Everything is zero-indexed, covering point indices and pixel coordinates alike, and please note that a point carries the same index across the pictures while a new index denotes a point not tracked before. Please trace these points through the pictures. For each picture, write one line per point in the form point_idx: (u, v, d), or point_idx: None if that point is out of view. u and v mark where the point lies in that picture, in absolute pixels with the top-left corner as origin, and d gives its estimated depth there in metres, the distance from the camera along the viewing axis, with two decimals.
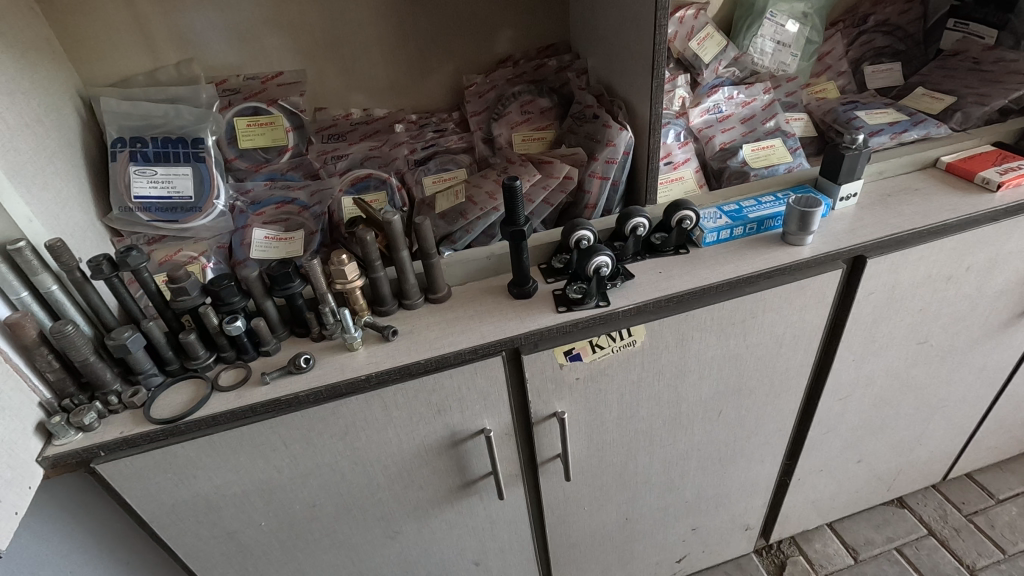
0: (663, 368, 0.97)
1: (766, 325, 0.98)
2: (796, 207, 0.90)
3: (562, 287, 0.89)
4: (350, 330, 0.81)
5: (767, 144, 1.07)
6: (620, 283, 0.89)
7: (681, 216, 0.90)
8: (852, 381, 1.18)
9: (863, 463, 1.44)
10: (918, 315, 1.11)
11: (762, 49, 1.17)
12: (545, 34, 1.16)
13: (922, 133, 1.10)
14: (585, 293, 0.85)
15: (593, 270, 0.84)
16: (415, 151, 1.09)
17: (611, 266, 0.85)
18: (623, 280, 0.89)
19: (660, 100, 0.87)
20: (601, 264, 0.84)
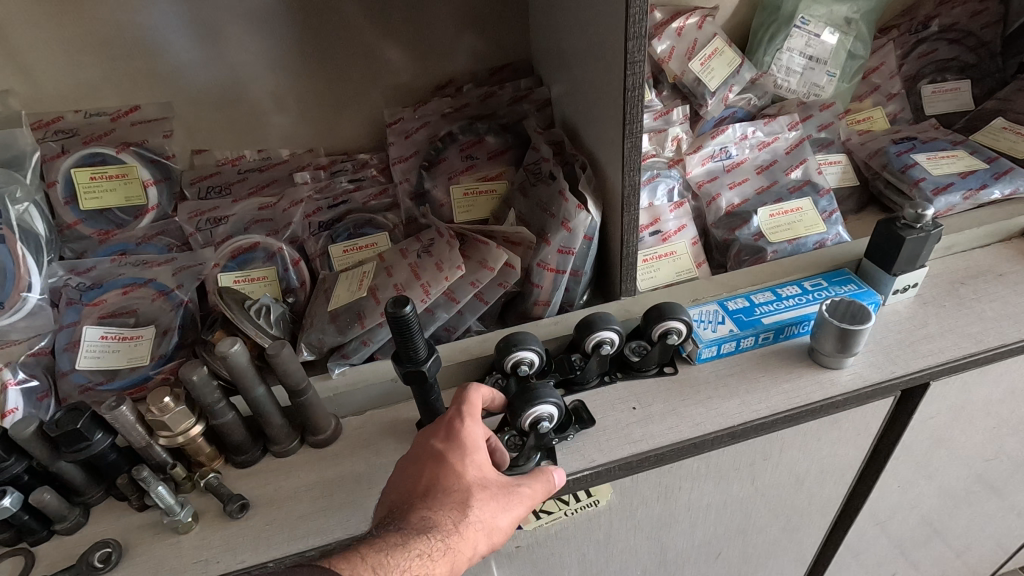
0: (639, 523, 0.71)
1: (785, 464, 0.72)
2: (832, 321, 0.62)
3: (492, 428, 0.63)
4: (175, 510, 0.56)
5: (791, 207, 0.78)
6: (572, 433, 0.62)
7: (664, 329, 0.63)
8: (895, 504, 0.91)
9: (898, 573, 1.18)
10: (989, 432, 0.83)
11: (788, 68, 0.88)
12: (498, 49, 0.88)
13: (1008, 190, 0.79)
14: (519, 452, 0.59)
15: (530, 424, 0.58)
16: (321, 211, 0.83)
17: (555, 418, 0.58)
18: (577, 429, 0.62)
19: (637, 167, 0.59)
20: (541, 417, 0.57)
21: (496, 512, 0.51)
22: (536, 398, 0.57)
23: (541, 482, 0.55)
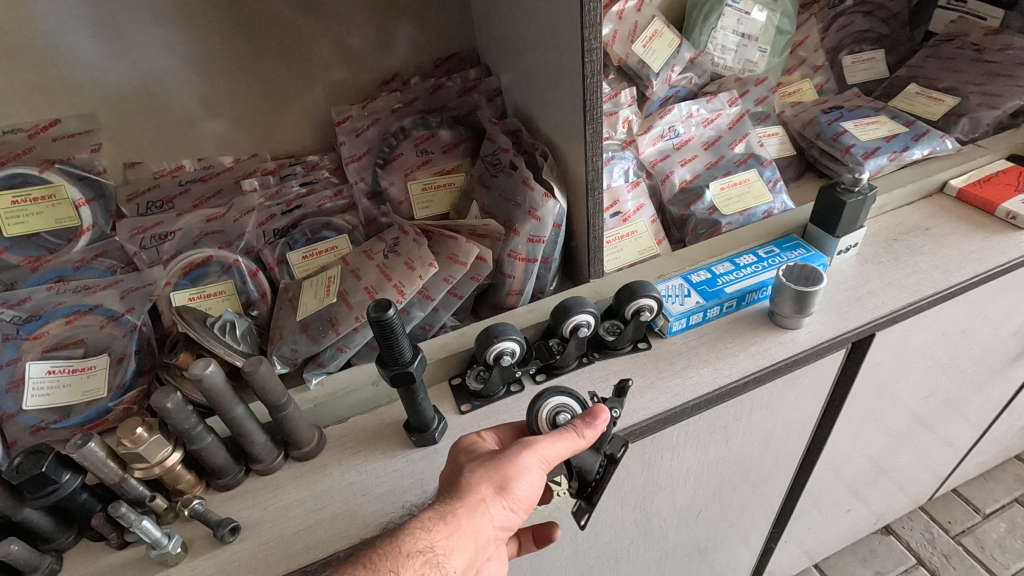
0: (626, 495, 0.74)
1: (755, 423, 0.76)
2: (790, 283, 0.66)
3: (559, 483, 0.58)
4: (161, 542, 0.53)
5: (740, 178, 0.82)
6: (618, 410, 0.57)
7: (637, 306, 0.66)
8: (849, 448, 0.99)
9: (853, 510, 1.28)
10: (927, 372, 0.91)
11: (723, 45, 0.92)
12: (442, 40, 0.87)
13: (926, 151, 0.87)
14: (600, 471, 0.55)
15: (552, 424, 0.56)
16: (274, 218, 0.80)
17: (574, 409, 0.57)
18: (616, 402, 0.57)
19: (598, 152, 0.61)
20: (557, 411, 0.56)
21: (490, 470, 0.51)
22: (538, 396, 0.57)
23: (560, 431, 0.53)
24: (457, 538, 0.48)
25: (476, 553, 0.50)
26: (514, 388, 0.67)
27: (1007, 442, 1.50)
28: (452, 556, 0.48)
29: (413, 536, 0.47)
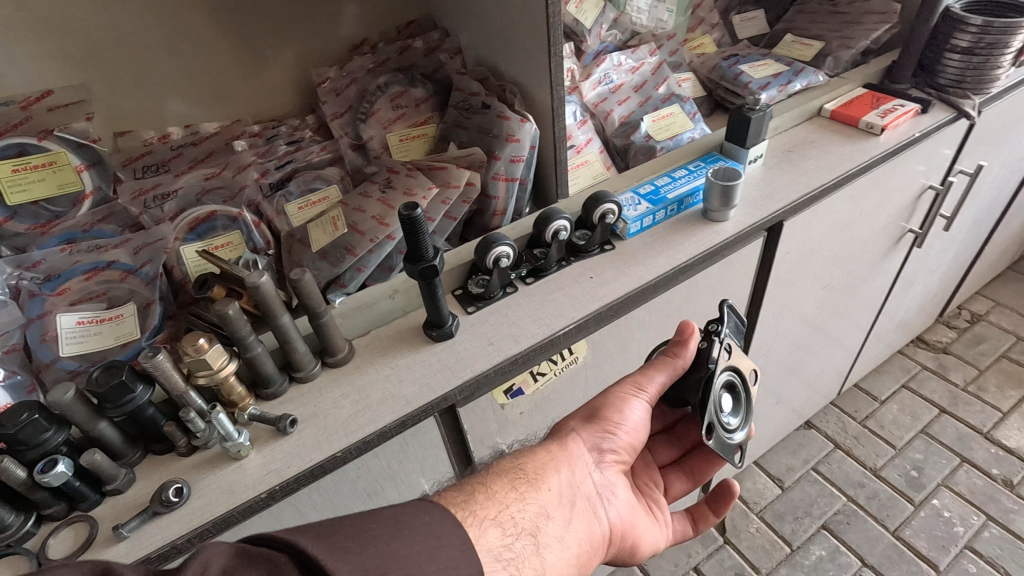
0: (607, 376, 0.89)
1: (700, 307, 0.93)
2: (717, 181, 0.83)
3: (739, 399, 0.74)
4: (232, 436, 0.61)
5: (666, 112, 0.99)
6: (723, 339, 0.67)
7: (602, 210, 0.80)
8: (773, 336, 1.19)
9: (781, 402, 1.51)
10: (824, 263, 1.13)
11: (638, 7, 1.10)
12: (401, 9, 0.98)
13: (805, 83, 1.08)
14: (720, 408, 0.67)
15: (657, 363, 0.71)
16: (268, 173, 0.87)
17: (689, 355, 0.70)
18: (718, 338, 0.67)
19: (562, 83, 0.74)
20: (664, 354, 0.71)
21: (587, 408, 0.68)
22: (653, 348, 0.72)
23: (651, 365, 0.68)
24: (549, 461, 0.62)
25: (574, 476, 0.62)
26: (510, 289, 0.79)
27: (892, 336, 1.81)
28: (547, 476, 0.60)
29: (508, 465, 0.60)
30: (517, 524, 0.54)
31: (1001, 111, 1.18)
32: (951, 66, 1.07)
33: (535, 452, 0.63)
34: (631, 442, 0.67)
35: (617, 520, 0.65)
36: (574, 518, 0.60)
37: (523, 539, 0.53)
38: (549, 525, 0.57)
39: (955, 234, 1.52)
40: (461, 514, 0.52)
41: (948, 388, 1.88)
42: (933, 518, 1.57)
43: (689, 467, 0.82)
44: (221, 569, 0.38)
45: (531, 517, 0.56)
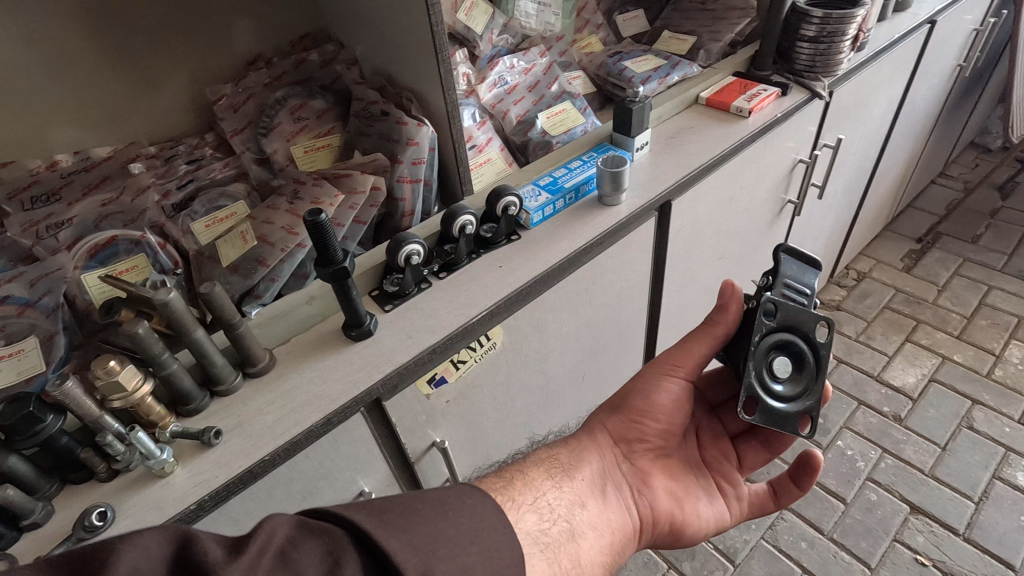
0: (527, 358, 0.94)
1: (606, 285, 1.01)
2: (606, 168, 0.91)
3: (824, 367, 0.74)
4: (155, 453, 0.61)
5: (559, 109, 1.07)
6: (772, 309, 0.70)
7: (504, 203, 0.86)
8: (679, 307, 1.30)
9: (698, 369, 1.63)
10: (717, 236, 1.24)
11: (526, 11, 1.17)
12: (293, 24, 1.00)
13: (681, 74, 1.19)
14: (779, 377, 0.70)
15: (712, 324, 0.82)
16: (170, 194, 0.86)
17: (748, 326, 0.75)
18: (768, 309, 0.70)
19: (453, 86, 0.79)
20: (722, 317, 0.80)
21: (622, 395, 0.86)
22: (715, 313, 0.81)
23: (697, 337, 0.81)
24: (573, 454, 0.79)
25: (597, 465, 0.78)
26: (425, 285, 0.83)
27: None
28: (574, 468, 0.76)
29: (546, 460, 0.75)
30: (551, 510, 0.65)
31: (852, 89, 1.35)
32: (803, 53, 1.21)
33: (567, 449, 0.80)
34: (653, 425, 0.83)
35: (648, 497, 0.79)
36: (605, 505, 0.74)
37: (556, 525, 0.64)
38: (580, 513, 0.70)
39: (831, 201, 1.70)
40: (495, 494, 0.65)
41: (843, 340, 2.09)
42: (840, 458, 1.73)
43: (764, 437, 0.90)
44: (284, 539, 0.42)
45: (564, 503, 0.68)
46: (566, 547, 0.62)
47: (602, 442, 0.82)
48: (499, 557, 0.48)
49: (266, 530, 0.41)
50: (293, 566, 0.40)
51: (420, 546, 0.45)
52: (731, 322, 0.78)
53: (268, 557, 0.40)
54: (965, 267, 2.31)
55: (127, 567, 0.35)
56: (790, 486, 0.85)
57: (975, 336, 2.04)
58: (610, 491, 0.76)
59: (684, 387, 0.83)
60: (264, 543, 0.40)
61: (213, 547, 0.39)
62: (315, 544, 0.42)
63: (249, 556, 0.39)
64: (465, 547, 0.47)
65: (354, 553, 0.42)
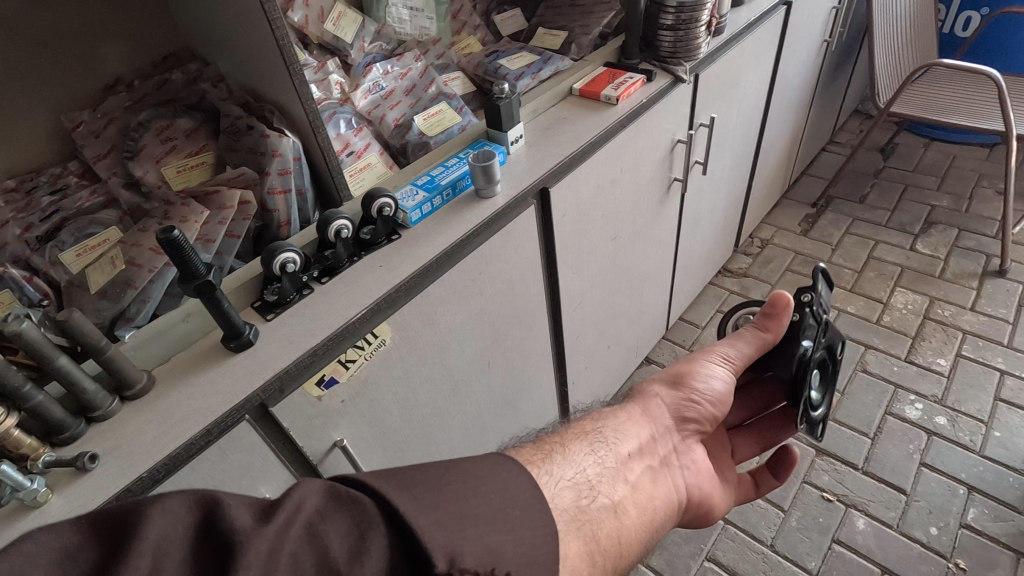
0: (422, 352, 0.98)
1: (495, 274, 1.06)
2: (477, 163, 0.96)
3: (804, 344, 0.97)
4: (26, 484, 0.61)
5: (435, 110, 1.11)
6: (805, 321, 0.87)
7: (379, 204, 0.89)
8: (580, 288, 1.36)
9: (613, 346, 1.71)
10: (605, 217, 1.31)
11: (398, 17, 1.22)
12: (153, 45, 0.99)
13: (554, 68, 1.26)
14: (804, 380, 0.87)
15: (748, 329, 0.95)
16: (33, 227, 0.85)
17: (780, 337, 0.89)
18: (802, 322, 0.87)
19: (309, 97, 0.82)
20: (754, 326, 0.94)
21: (675, 372, 0.94)
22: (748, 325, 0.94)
23: (746, 335, 0.92)
24: (627, 422, 0.84)
25: (645, 433, 0.84)
26: (306, 291, 0.85)
27: (699, 271, 2.12)
28: (620, 443, 0.80)
29: (591, 433, 0.79)
30: (588, 486, 0.69)
31: (717, 70, 1.45)
32: (665, 40, 1.30)
33: (614, 425, 0.83)
34: (704, 408, 0.90)
35: (687, 472, 0.85)
36: (648, 481, 0.78)
37: (595, 504, 0.67)
38: (626, 485, 0.74)
39: (719, 176, 1.82)
40: (532, 466, 0.69)
41: None
42: None
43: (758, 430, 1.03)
44: (313, 509, 0.46)
45: (607, 481, 0.72)
46: (606, 526, 0.67)
47: (656, 415, 0.88)
48: (530, 538, 0.51)
49: (299, 497, 0.46)
50: (319, 537, 0.44)
51: (447, 525, 0.48)
52: (780, 330, 0.90)
53: (298, 524, 0.44)
54: (855, 226, 2.51)
55: (158, 531, 0.40)
56: (770, 477, 0.99)
57: (865, 288, 2.22)
58: (651, 467, 0.80)
59: (726, 372, 0.91)
60: (296, 510, 0.45)
61: (247, 514, 0.43)
62: (343, 516, 0.46)
63: (280, 522, 0.43)
64: (496, 527, 0.50)
65: (376, 526, 0.46)
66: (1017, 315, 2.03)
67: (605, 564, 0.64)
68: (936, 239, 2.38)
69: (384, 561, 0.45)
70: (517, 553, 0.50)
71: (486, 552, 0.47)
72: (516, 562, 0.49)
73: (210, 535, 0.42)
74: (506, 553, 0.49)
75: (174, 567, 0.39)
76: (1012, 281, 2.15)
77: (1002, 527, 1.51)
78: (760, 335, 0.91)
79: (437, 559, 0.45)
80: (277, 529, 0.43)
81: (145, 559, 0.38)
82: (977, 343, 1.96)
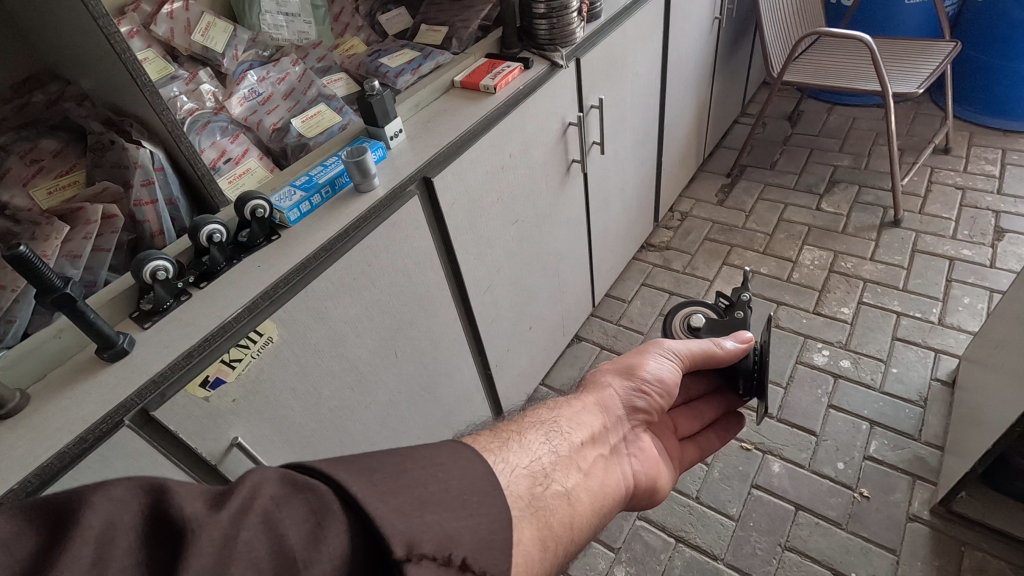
0: (317, 347, 1.01)
1: (385, 265, 1.10)
2: (349, 159, 1.00)
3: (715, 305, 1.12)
4: None
5: (313, 112, 1.13)
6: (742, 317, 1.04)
7: (251, 207, 0.92)
8: (486, 273, 1.41)
9: (535, 326, 1.77)
10: (500, 202, 1.37)
11: (275, 24, 1.24)
12: (12, 68, 0.99)
13: (434, 62, 1.30)
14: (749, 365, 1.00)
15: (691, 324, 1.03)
16: None
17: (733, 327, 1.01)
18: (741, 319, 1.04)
19: (164, 108, 0.84)
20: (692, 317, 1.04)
21: (629, 365, 0.99)
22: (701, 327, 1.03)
23: (692, 342, 0.98)
24: (580, 412, 0.90)
25: (598, 421, 0.90)
26: (184, 297, 0.87)
27: (619, 247, 2.20)
28: (574, 433, 0.85)
29: (546, 424, 0.84)
30: (546, 479, 0.73)
31: (599, 53, 1.52)
32: (541, 27, 1.35)
33: (569, 415, 0.88)
34: (653, 394, 0.97)
35: (635, 455, 0.92)
36: (600, 469, 0.83)
37: (554, 495, 0.72)
38: (580, 474, 0.79)
39: (622, 155, 1.90)
40: (489, 455, 0.72)
41: (673, 276, 2.33)
42: None
43: (691, 404, 1.13)
44: (270, 497, 0.47)
45: (561, 468, 0.77)
46: (560, 511, 0.71)
47: (605, 403, 0.94)
48: (487, 524, 0.54)
49: (254, 484, 0.48)
50: (275, 525, 0.46)
51: (405, 514, 0.50)
52: (729, 352, 0.97)
53: (255, 512, 0.46)
54: (766, 191, 2.64)
55: (102, 519, 0.41)
56: (711, 440, 1.10)
57: (777, 249, 2.34)
58: (602, 454, 0.86)
59: (670, 368, 0.97)
60: (252, 498, 0.47)
61: (200, 501, 0.45)
62: (299, 503, 0.48)
63: (234, 510, 0.45)
64: (453, 513, 0.53)
65: (332, 513, 0.48)
66: (911, 260, 2.18)
67: (558, 548, 0.68)
68: (839, 197, 2.53)
69: (339, 547, 0.46)
70: (474, 539, 0.52)
71: (442, 538, 0.50)
72: (472, 548, 0.52)
73: (159, 522, 0.43)
74: (462, 540, 0.52)
75: (120, 554, 0.41)
76: (906, 230, 2.31)
77: (900, 454, 1.64)
78: (708, 344, 0.98)
79: (393, 548, 0.47)
80: (231, 516, 0.45)
81: (89, 547, 0.39)
82: (876, 290, 2.10)
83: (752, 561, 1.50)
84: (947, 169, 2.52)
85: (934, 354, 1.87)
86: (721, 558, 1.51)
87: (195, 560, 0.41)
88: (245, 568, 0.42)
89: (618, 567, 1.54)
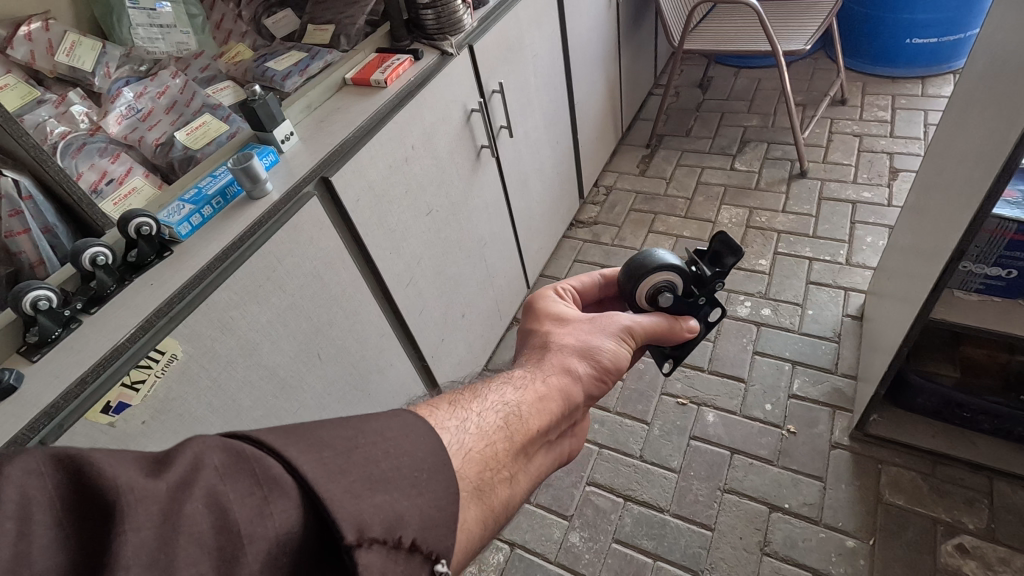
0: (229, 359, 1.00)
1: (292, 269, 1.09)
2: (236, 166, 1.00)
3: (685, 269, 0.96)
4: None
5: (199, 122, 1.12)
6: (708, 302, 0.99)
7: (135, 225, 0.90)
8: (404, 266, 1.42)
9: (468, 314, 1.79)
10: (408, 195, 1.38)
11: (148, 37, 1.20)
12: None
13: (323, 61, 1.30)
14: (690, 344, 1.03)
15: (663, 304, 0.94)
16: None
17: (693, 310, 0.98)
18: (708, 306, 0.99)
19: (24, 133, 0.83)
20: (668, 299, 0.94)
21: (591, 340, 0.86)
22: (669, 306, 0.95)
23: (654, 319, 0.92)
24: (539, 394, 0.78)
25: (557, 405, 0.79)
26: (74, 324, 0.85)
27: (546, 227, 2.25)
28: (532, 416, 0.75)
29: (499, 407, 0.73)
30: (495, 471, 0.67)
31: (492, 38, 1.55)
32: (428, 18, 1.37)
33: (534, 396, 0.77)
34: (610, 377, 0.86)
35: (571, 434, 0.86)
36: (541, 452, 0.77)
37: (500, 487, 0.66)
38: (524, 461, 0.73)
39: (534, 136, 1.94)
40: (444, 434, 0.65)
41: (602, 249, 2.39)
42: None
43: None
44: (213, 469, 0.45)
45: (511, 455, 0.70)
46: (503, 499, 0.67)
47: (567, 383, 0.81)
48: (435, 501, 0.52)
49: (195, 455, 0.46)
50: (218, 499, 0.44)
51: (355, 495, 0.48)
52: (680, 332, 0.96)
53: (198, 486, 0.44)
54: (684, 157, 2.74)
55: (21, 494, 0.39)
56: None
57: (697, 212, 2.44)
58: (550, 437, 0.79)
59: (628, 345, 0.88)
60: (192, 471, 0.45)
61: (136, 470, 0.43)
62: (244, 476, 0.46)
63: (175, 482, 0.43)
64: (403, 492, 0.51)
65: (281, 488, 0.46)
66: (818, 208, 2.32)
67: (493, 530, 0.65)
68: (750, 155, 2.65)
69: (288, 521, 0.45)
70: (421, 519, 0.51)
71: (392, 519, 0.48)
72: (420, 529, 0.50)
73: (84, 493, 0.41)
74: (410, 521, 0.50)
75: (42, 531, 0.39)
76: (811, 179, 2.45)
77: (820, 388, 1.76)
78: (668, 322, 0.94)
79: (344, 534, 0.45)
80: (171, 488, 0.43)
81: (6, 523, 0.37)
82: (789, 240, 2.23)
83: (695, 507, 1.58)
84: (844, 119, 2.68)
85: (844, 292, 2.00)
86: (667, 509, 1.59)
87: (130, 533, 0.39)
88: (185, 543, 0.41)
89: (572, 534, 1.59)
